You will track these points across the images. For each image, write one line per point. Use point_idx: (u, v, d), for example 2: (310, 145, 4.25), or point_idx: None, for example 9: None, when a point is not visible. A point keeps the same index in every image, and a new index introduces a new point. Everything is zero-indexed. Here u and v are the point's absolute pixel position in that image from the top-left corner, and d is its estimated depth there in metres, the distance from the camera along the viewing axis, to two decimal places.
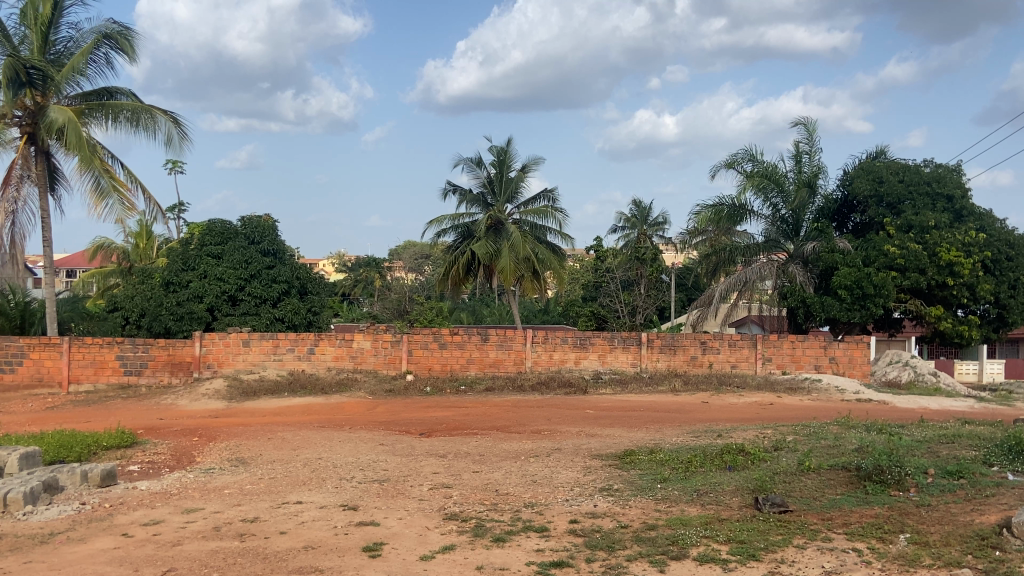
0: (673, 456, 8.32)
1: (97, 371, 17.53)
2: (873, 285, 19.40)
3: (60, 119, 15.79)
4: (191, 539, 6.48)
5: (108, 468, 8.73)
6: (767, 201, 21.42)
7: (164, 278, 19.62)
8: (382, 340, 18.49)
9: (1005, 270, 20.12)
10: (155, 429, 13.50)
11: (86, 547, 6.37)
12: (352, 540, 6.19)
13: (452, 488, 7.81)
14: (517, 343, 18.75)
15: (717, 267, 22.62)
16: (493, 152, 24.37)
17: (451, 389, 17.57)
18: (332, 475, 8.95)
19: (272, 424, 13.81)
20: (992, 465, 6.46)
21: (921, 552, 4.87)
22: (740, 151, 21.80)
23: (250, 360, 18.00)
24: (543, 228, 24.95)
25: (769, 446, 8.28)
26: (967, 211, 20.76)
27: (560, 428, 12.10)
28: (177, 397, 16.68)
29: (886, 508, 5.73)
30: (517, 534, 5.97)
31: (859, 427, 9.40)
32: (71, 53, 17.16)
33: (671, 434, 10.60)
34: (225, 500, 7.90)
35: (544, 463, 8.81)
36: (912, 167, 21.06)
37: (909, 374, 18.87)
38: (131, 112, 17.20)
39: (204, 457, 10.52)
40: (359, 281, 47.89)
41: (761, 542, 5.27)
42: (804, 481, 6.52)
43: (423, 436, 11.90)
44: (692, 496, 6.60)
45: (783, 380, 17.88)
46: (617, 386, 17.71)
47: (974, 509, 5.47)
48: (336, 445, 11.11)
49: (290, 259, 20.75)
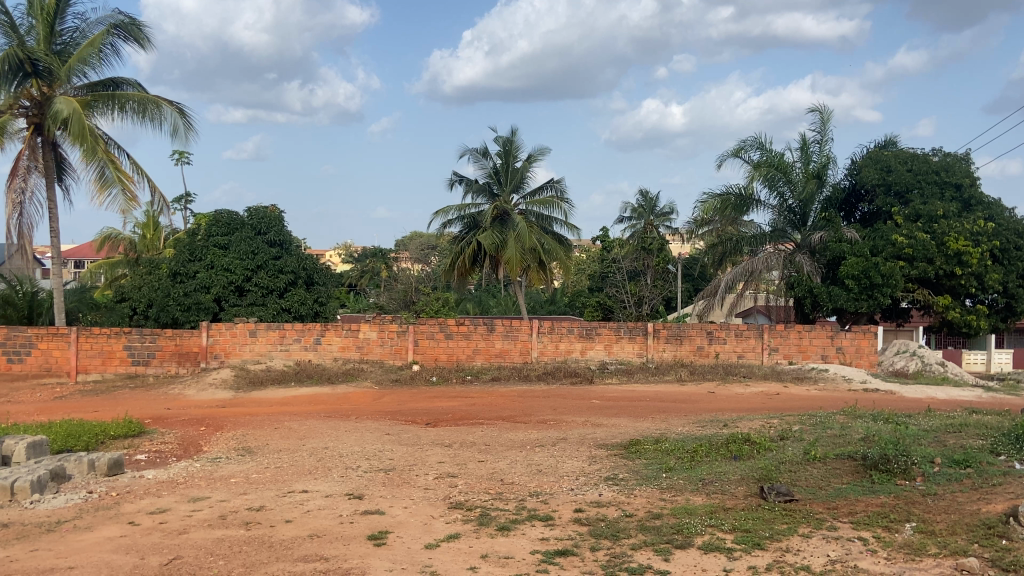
0: (678, 445, 8.31)
1: (105, 361, 17.62)
2: (881, 275, 19.27)
3: (65, 110, 15.80)
4: (197, 528, 6.51)
5: (115, 457, 8.76)
6: (775, 191, 21.28)
7: (171, 269, 19.68)
8: (388, 330, 18.49)
9: (1014, 259, 19.98)
10: (162, 419, 13.57)
11: (93, 535, 6.40)
12: (358, 528, 6.21)
13: (458, 477, 7.83)
14: (523, 332, 18.75)
15: (723, 258, 22.54)
16: (499, 143, 24.30)
17: (457, 379, 17.61)
18: (338, 464, 8.98)
19: (279, 414, 13.86)
20: (999, 455, 6.41)
21: (927, 541, 4.84)
22: (748, 141, 21.65)
23: (257, 349, 18.06)
24: (549, 218, 24.90)
25: (775, 435, 8.26)
26: (975, 200, 20.63)
27: (566, 417, 12.12)
28: (184, 387, 16.76)
29: (892, 497, 5.70)
30: (522, 523, 5.97)
31: (866, 417, 9.39)
32: (77, 43, 17.16)
33: (676, 424, 10.59)
34: (231, 489, 7.93)
35: (549, 453, 8.81)
36: (921, 156, 20.92)
37: (917, 364, 18.80)
38: (137, 102, 17.17)
39: (211, 446, 10.57)
40: (366, 272, 47.98)
41: (766, 531, 5.25)
42: (810, 471, 6.50)
43: (430, 425, 11.93)
44: (697, 485, 6.59)
45: (790, 370, 17.83)
46: (623, 376, 17.70)
47: (981, 498, 5.44)
48: (343, 435, 11.14)
49: (296, 250, 20.78)
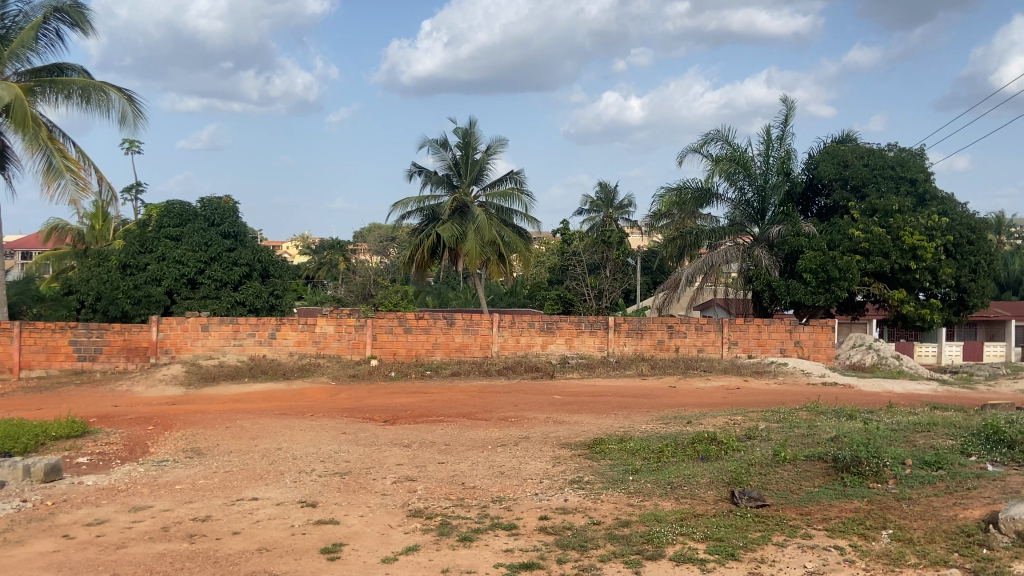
0: (644, 445, 8.11)
1: (49, 356, 16.75)
2: (838, 269, 19.49)
3: (7, 97, 14.96)
4: (136, 542, 6.06)
5: (52, 463, 8.18)
6: (734, 185, 21.25)
7: (120, 261, 18.83)
8: (346, 324, 18.00)
9: (967, 254, 20.46)
10: (108, 417, 12.92)
11: (22, 550, 5.89)
12: (310, 541, 5.84)
13: (417, 481, 7.50)
14: (483, 327, 18.46)
15: (683, 251, 22.34)
16: (458, 134, 23.91)
17: (417, 374, 17.22)
18: (291, 467, 8.55)
19: (231, 412, 13.32)
20: (970, 456, 6.35)
21: (905, 550, 4.71)
22: (709, 135, 21.65)
23: (209, 345, 17.40)
24: (509, 210, 24.66)
25: (741, 434, 8.11)
26: (930, 195, 21.02)
27: (528, 414, 11.88)
28: (132, 383, 16.06)
29: (865, 502, 5.58)
30: (484, 532, 5.68)
31: (829, 413, 9.38)
32: (20, 28, 16.37)
33: (640, 421, 10.39)
34: (175, 497, 7.45)
35: (512, 453, 8.54)
36: (877, 151, 21.23)
37: (873, 357, 19.05)
38: (81, 89, 16.24)
39: (159, 448, 10.05)
40: (324, 264, 47.40)
41: (739, 540, 5.06)
42: (780, 473, 6.35)
43: (388, 423, 11.57)
44: (666, 489, 6.38)
45: (749, 364, 17.88)
46: (584, 371, 17.56)
47: (956, 503, 5.34)
48: (298, 435, 10.71)
49: (251, 242, 20.10)
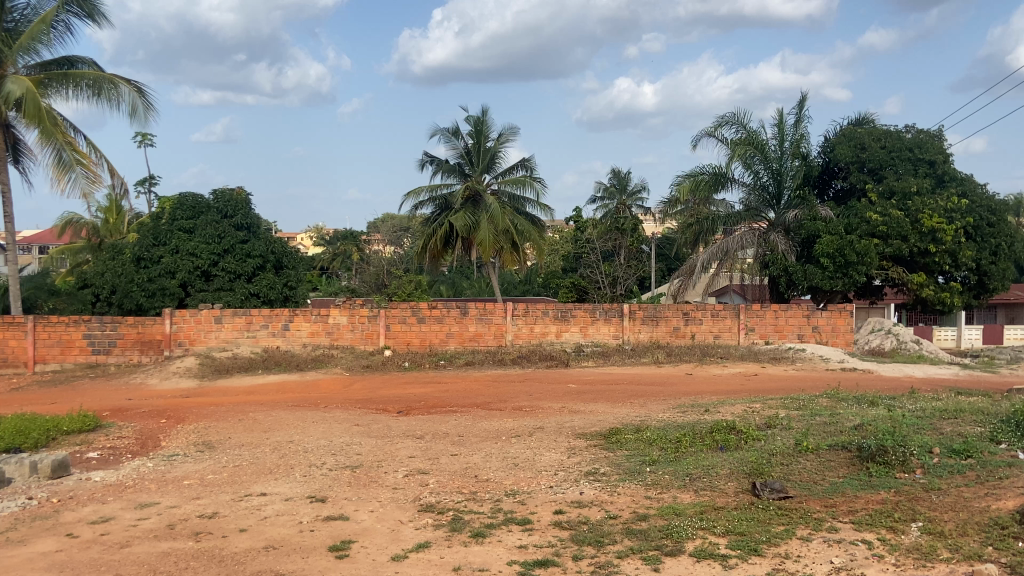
0: (661, 434, 7.89)
1: (63, 350, 16.76)
2: (856, 253, 19.06)
3: (18, 90, 14.95)
4: (141, 540, 5.95)
5: (60, 458, 8.12)
6: (750, 169, 20.86)
7: (134, 254, 18.84)
8: (358, 315, 17.90)
9: (987, 236, 20.06)
10: (121, 411, 12.91)
11: (26, 550, 5.82)
12: (318, 538, 5.71)
13: (429, 475, 7.35)
14: (497, 316, 18.28)
15: (698, 237, 22.12)
16: (469, 122, 23.67)
17: (430, 363, 17.11)
18: (302, 461, 8.44)
19: (244, 404, 13.27)
20: (999, 443, 6.12)
21: (937, 543, 4.50)
22: (724, 118, 21.29)
23: (223, 337, 17.36)
24: (521, 199, 24.40)
25: (761, 422, 7.91)
26: (949, 175, 20.60)
27: (542, 404, 11.72)
28: (146, 376, 16.06)
29: (892, 493, 5.37)
30: (497, 528, 5.53)
31: (851, 399, 9.16)
32: (29, 21, 16.35)
33: (657, 410, 10.19)
34: (182, 493, 7.35)
35: (526, 444, 8.38)
36: (894, 133, 20.77)
37: (892, 342, 18.71)
38: (92, 81, 16.15)
39: (170, 442, 9.98)
40: (338, 255, 47.54)
41: (762, 535, 4.86)
42: (802, 464, 6.14)
43: (401, 414, 11.45)
44: (684, 481, 6.19)
45: (766, 350, 17.60)
46: (600, 359, 17.38)
47: (988, 493, 5.11)
48: (310, 427, 10.60)
49: (264, 233, 19.97)
